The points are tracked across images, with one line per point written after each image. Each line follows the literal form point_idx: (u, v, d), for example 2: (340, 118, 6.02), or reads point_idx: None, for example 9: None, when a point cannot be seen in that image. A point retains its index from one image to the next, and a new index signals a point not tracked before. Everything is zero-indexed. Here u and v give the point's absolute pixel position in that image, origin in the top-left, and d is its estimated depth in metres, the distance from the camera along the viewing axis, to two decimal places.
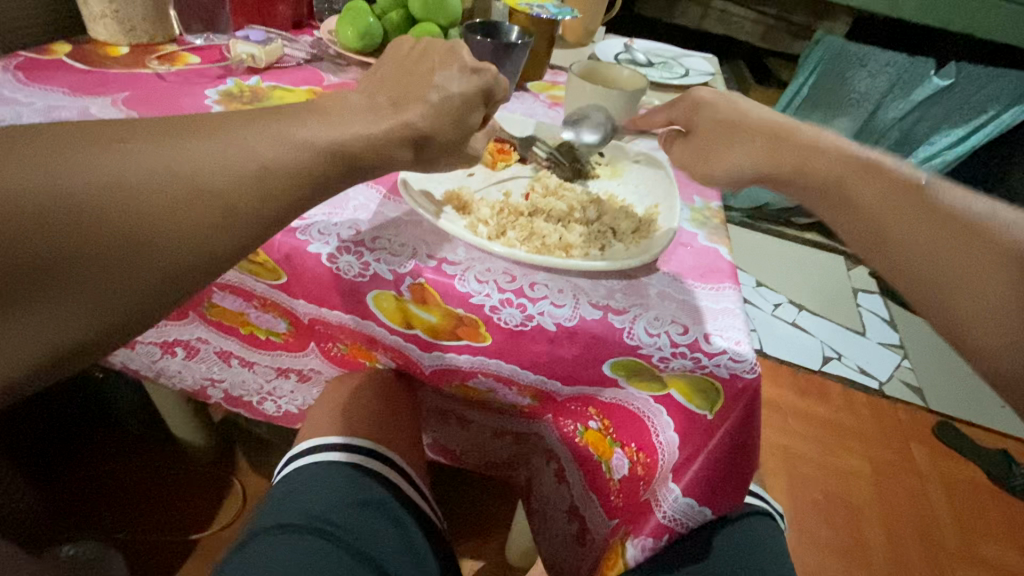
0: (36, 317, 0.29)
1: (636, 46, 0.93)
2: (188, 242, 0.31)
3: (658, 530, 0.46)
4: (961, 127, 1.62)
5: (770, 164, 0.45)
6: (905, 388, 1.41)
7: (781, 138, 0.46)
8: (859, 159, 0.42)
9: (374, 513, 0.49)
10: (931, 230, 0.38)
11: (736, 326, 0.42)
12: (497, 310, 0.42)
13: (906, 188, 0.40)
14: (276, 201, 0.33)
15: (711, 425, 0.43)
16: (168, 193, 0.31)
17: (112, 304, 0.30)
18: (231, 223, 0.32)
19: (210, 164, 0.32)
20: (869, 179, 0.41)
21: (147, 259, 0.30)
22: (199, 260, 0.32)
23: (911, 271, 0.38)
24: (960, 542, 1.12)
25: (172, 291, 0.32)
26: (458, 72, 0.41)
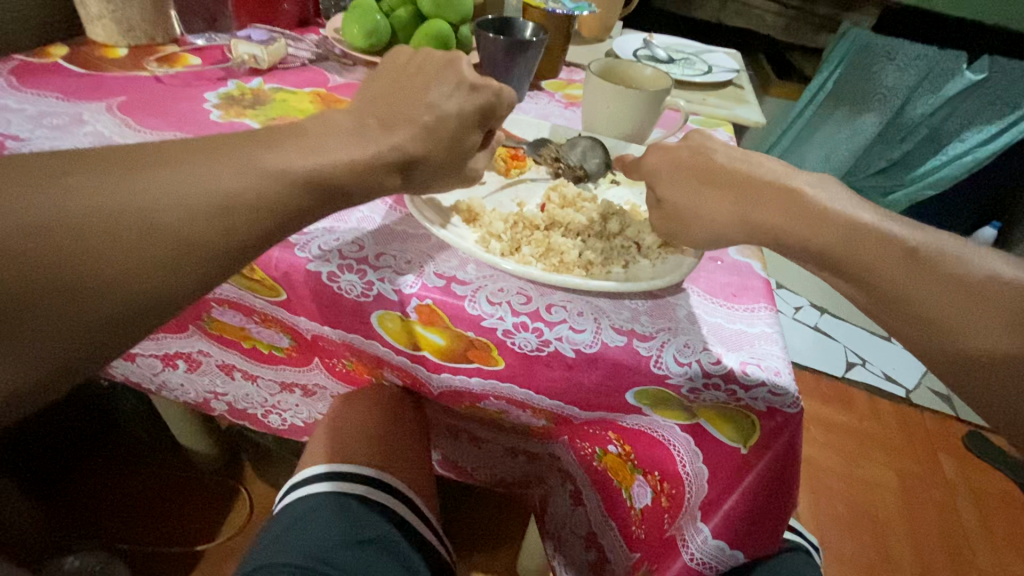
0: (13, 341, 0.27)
1: (655, 41, 0.88)
2: (134, 284, 0.28)
3: (684, 572, 0.43)
4: (994, 123, 1.56)
5: (753, 221, 0.38)
6: (934, 396, 1.35)
7: (747, 195, 0.38)
8: (842, 219, 0.35)
9: (378, 551, 0.46)
10: (957, 306, 0.31)
11: (775, 354, 0.38)
12: (510, 334, 0.38)
13: (915, 256, 0.33)
14: (244, 236, 0.30)
15: (745, 461, 0.38)
16: (114, 231, 0.28)
17: (50, 349, 0.28)
18: (187, 260, 0.29)
19: (164, 196, 0.29)
20: (861, 246, 0.34)
21: (88, 302, 0.28)
22: (149, 302, 0.29)
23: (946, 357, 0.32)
24: (994, 561, 1.06)
25: (157, 314, 0.30)
26: (456, 92, 0.37)
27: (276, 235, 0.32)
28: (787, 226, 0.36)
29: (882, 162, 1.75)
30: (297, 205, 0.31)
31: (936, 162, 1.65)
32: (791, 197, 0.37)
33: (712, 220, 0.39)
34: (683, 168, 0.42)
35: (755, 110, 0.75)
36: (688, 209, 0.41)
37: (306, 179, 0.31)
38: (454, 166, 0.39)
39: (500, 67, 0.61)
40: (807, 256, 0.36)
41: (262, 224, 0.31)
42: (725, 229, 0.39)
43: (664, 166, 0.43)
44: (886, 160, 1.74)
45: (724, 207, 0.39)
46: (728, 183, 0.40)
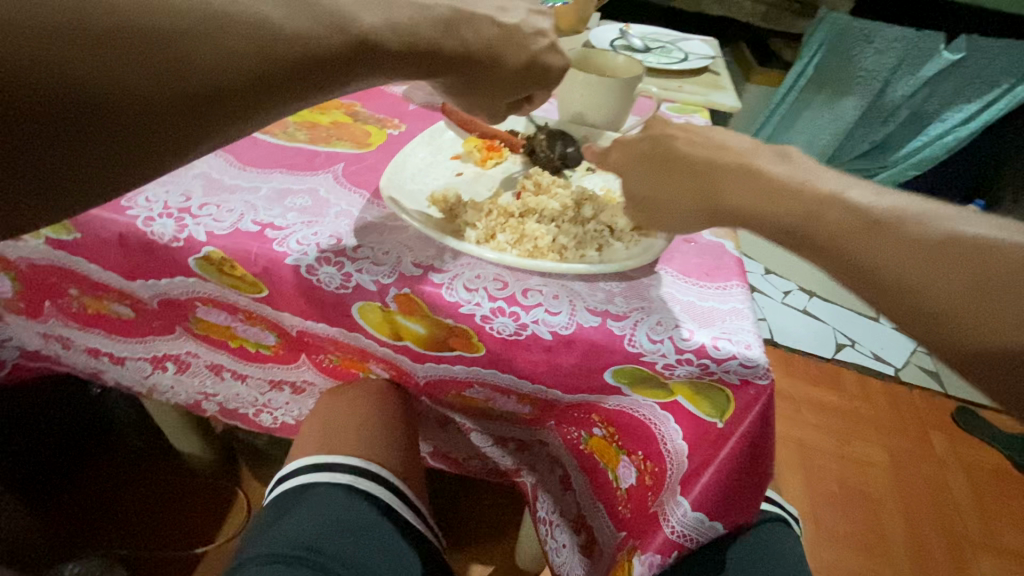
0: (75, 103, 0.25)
1: (632, 31, 0.89)
2: (154, 93, 0.26)
3: (668, 546, 0.43)
4: (974, 102, 1.58)
5: (715, 198, 0.39)
6: (923, 374, 1.37)
7: (716, 174, 0.39)
8: (805, 191, 0.36)
9: (365, 539, 0.47)
10: (923, 262, 0.32)
11: (746, 328, 0.39)
12: (488, 319, 0.39)
13: (873, 221, 0.34)
14: (283, 79, 0.29)
15: (722, 435, 0.39)
16: (147, 56, 0.26)
17: (113, 127, 0.26)
18: (216, 97, 0.28)
19: (203, 22, 0.27)
20: (821, 218, 0.35)
21: (106, 122, 0.26)
22: (170, 135, 0.28)
23: (913, 313, 0.32)
24: (984, 533, 1.08)
25: (223, 112, 0.28)
26: (539, 37, 0.40)
27: (354, 61, 0.32)
28: (758, 208, 0.37)
29: (865, 145, 1.77)
30: None
31: (918, 143, 1.67)
32: (757, 174, 0.38)
33: (684, 201, 0.40)
34: (653, 158, 0.42)
35: (731, 95, 0.76)
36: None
37: (364, 35, 0.31)
38: (497, 91, 0.40)
39: None
40: (777, 233, 0.37)
41: (300, 71, 0.29)
42: (689, 207, 0.40)
43: (630, 164, 0.44)
44: (869, 142, 1.75)
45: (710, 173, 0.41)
46: (684, 168, 0.41)
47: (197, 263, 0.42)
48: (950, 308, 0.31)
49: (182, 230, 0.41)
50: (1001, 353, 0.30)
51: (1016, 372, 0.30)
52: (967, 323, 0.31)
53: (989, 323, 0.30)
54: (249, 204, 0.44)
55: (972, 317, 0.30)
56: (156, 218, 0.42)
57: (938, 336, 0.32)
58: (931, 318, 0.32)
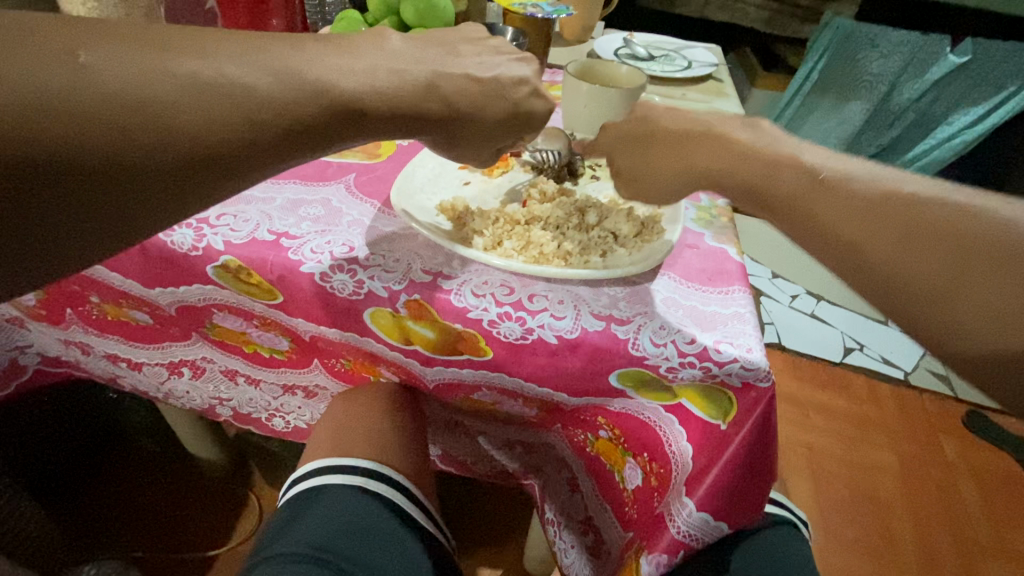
0: (66, 181, 0.25)
1: (636, 39, 0.91)
2: (149, 169, 0.27)
3: (673, 546, 0.44)
4: (981, 105, 1.56)
5: (697, 165, 0.41)
6: (932, 378, 1.36)
7: (716, 151, 0.40)
8: (802, 167, 0.36)
9: (377, 540, 0.48)
10: (865, 219, 0.33)
11: (747, 332, 0.40)
12: (495, 324, 0.40)
13: (823, 182, 0.35)
14: (266, 150, 0.30)
15: (725, 437, 0.40)
16: (133, 128, 0.26)
17: (102, 199, 0.26)
18: (201, 167, 0.28)
19: (189, 95, 0.27)
20: (779, 178, 0.37)
21: (85, 193, 0.26)
22: (151, 202, 0.28)
23: (854, 266, 0.34)
24: (996, 538, 1.07)
25: (214, 180, 0.29)
26: (522, 84, 0.40)
27: (346, 125, 0.32)
28: (723, 168, 0.40)
29: (872, 149, 1.76)
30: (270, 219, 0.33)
31: (927, 145, 1.64)
32: (726, 143, 0.40)
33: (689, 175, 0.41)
34: (639, 130, 0.45)
35: (734, 103, 0.77)
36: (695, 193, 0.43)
37: (348, 100, 0.32)
38: (484, 138, 0.41)
39: None
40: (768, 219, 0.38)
41: (286, 137, 0.30)
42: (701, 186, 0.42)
43: (618, 139, 0.47)
44: (876, 146, 1.74)
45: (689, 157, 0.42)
46: (668, 139, 0.43)
47: (214, 271, 0.43)
48: (924, 281, 0.32)
49: (200, 239, 0.43)
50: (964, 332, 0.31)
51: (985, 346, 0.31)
52: (941, 298, 0.31)
53: (954, 291, 0.31)
54: (264, 214, 0.46)
55: (946, 292, 0.31)
56: (175, 229, 0.43)
57: (911, 311, 0.33)
58: (909, 292, 0.32)
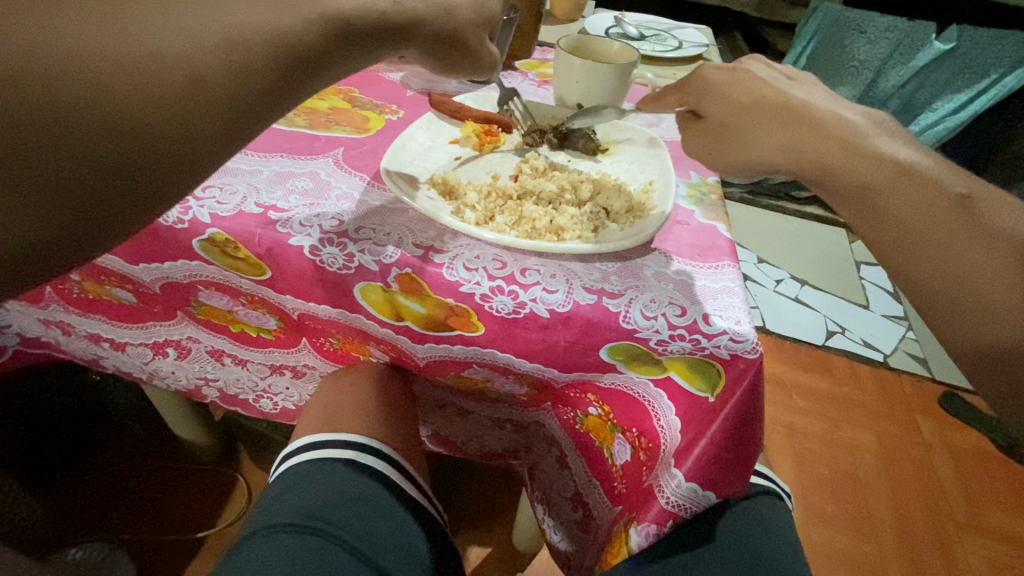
0: (84, 128, 0.24)
1: (627, 19, 0.90)
2: (162, 109, 0.26)
3: (662, 516, 0.45)
4: (965, 92, 1.57)
5: (802, 147, 0.39)
6: (911, 360, 1.40)
7: (811, 126, 0.40)
8: (900, 161, 0.37)
9: (369, 509, 0.49)
10: (990, 252, 0.33)
11: (736, 305, 0.40)
12: (487, 298, 0.40)
13: (963, 203, 0.35)
14: (270, 78, 0.30)
15: (713, 409, 0.41)
16: (116, 61, 0.25)
17: (123, 149, 0.25)
18: (215, 96, 0.28)
19: (164, 23, 0.26)
20: (915, 192, 0.36)
21: (96, 143, 0.25)
22: (168, 149, 0.27)
23: (965, 297, 0.34)
24: (969, 513, 1.11)
25: (228, 115, 0.29)
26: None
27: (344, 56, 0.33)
28: (838, 159, 0.38)
29: None
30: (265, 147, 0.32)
31: (909, 133, 1.66)
32: (847, 129, 0.39)
33: (761, 148, 0.41)
34: (748, 99, 0.43)
35: None
36: (737, 126, 0.43)
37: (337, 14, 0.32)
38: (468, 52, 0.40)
39: None
40: None
41: (288, 62, 0.30)
42: (765, 155, 0.41)
43: (717, 94, 0.45)
44: None
45: (778, 134, 0.41)
46: (779, 112, 0.41)
47: (200, 245, 0.42)
48: (991, 295, 0.33)
49: (186, 212, 0.42)
50: (975, 312, 0.33)
51: (998, 352, 0.33)
52: (1003, 302, 0.33)
53: None
54: (251, 187, 0.45)
55: (1004, 301, 0.33)
56: None
57: (973, 313, 0.33)
58: (973, 296, 0.33)
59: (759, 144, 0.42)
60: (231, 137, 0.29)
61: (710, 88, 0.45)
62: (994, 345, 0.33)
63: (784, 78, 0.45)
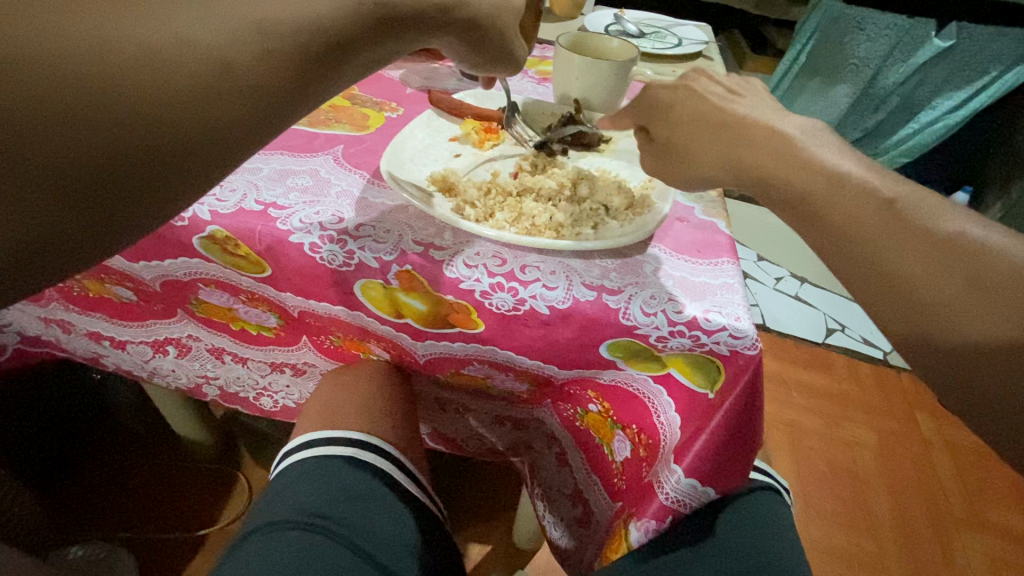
0: (116, 116, 0.24)
1: (626, 17, 0.90)
2: (199, 98, 0.25)
3: (661, 512, 0.46)
4: (965, 88, 1.58)
5: (739, 159, 0.40)
6: (910, 357, 1.40)
7: (750, 137, 0.40)
8: (832, 169, 0.36)
9: (372, 507, 0.49)
10: (915, 255, 0.32)
11: (735, 301, 0.40)
12: (487, 295, 0.40)
13: (890, 207, 0.33)
14: (309, 69, 0.28)
15: (712, 405, 0.41)
16: (143, 46, 0.24)
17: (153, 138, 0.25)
18: (251, 86, 0.27)
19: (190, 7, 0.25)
20: (840, 197, 0.35)
21: (123, 131, 0.24)
22: (193, 139, 0.26)
23: (894, 300, 0.32)
24: (968, 510, 1.11)
25: (262, 107, 0.27)
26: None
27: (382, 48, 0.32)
28: (771, 170, 0.38)
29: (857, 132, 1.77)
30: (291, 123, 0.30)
31: (910, 130, 1.67)
32: (781, 138, 0.39)
33: (709, 162, 0.42)
34: (692, 111, 0.44)
35: None
36: (681, 142, 0.44)
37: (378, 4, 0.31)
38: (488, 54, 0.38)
39: None
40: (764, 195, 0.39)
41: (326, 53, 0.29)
42: (710, 170, 0.43)
43: (666, 107, 0.46)
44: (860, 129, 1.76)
45: (714, 148, 0.42)
46: (717, 125, 0.42)
47: (201, 243, 0.42)
48: (924, 299, 0.31)
49: (186, 209, 0.42)
50: (921, 318, 0.31)
51: (969, 353, 0.30)
52: (941, 309, 0.31)
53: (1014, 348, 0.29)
54: (251, 184, 0.45)
55: (936, 303, 0.31)
56: None
57: (903, 313, 0.32)
58: (899, 298, 0.32)
59: (701, 159, 0.43)
60: (265, 129, 0.28)
61: (669, 102, 0.46)
62: (976, 344, 0.30)
63: (735, 91, 0.45)
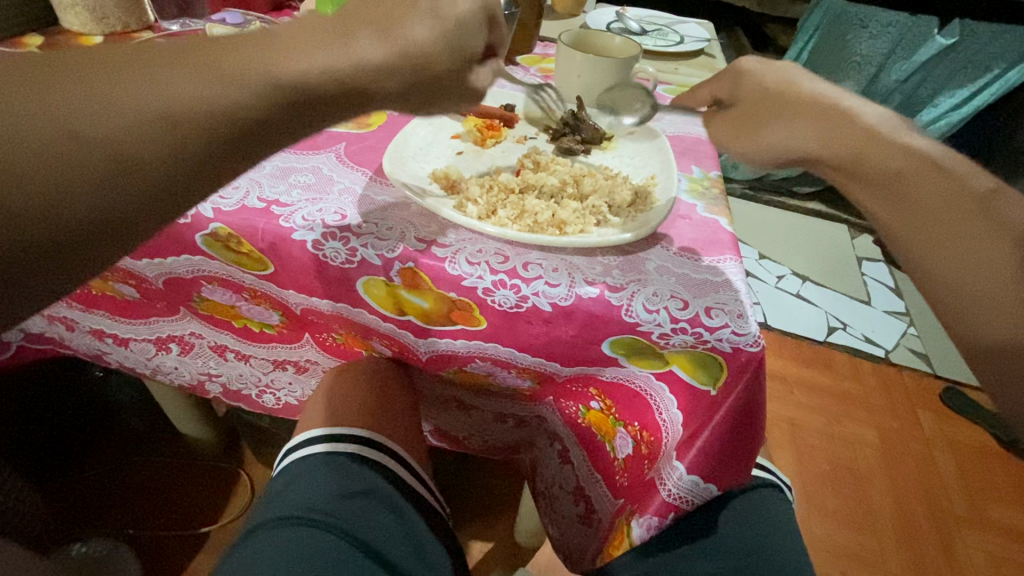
0: (88, 160, 0.26)
1: (628, 14, 0.90)
2: (168, 144, 0.28)
3: (664, 508, 0.46)
4: (966, 87, 1.57)
5: (832, 138, 0.40)
6: (912, 355, 1.40)
7: (848, 120, 0.41)
8: (931, 156, 0.38)
9: (373, 503, 0.49)
10: (1002, 244, 0.34)
11: (738, 298, 0.40)
12: (490, 292, 0.40)
13: (988, 197, 0.35)
14: (279, 121, 0.31)
15: (714, 402, 0.41)
16: (68, 124, 0.26)
17: (121, 179, 0.27)
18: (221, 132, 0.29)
19: (90, 108, 0.26)
20: (934, 184, 0.36)
21: (84, 174, 0.26)
22: (94, 230, 0.27)
23: (975, 287, 0.34)
24: (970, 508, 1.11)
25: (229, 153, 0.30)
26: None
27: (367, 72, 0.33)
28: (865, 151, 0.39)
29: None
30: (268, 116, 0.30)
31: None
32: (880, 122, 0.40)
33: (800, 139, 0.42)
34: (784, 93, 0.44)
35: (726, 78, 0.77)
36: (779, 121, 0.44)
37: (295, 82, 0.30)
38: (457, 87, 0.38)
39: None
40: None
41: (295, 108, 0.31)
42: (805, 144, 0.42)
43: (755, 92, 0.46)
44: None
45: (808, 126, 0.42)
46: (815, 107, 0.42)
47: (204, 240, 0.43)
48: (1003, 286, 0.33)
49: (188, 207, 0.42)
50: (974, 306, 0.34)
51: None
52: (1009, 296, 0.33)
53: None
54: (253, 182, 0.45)
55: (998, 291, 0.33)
56: None
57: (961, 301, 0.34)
58: (981, 285, 0.33)
59: (783, 138, 0.43)
60: (229, 173, 0.30)
61: (760, 85, 0.46)
62: (1002, 335, 0.33)
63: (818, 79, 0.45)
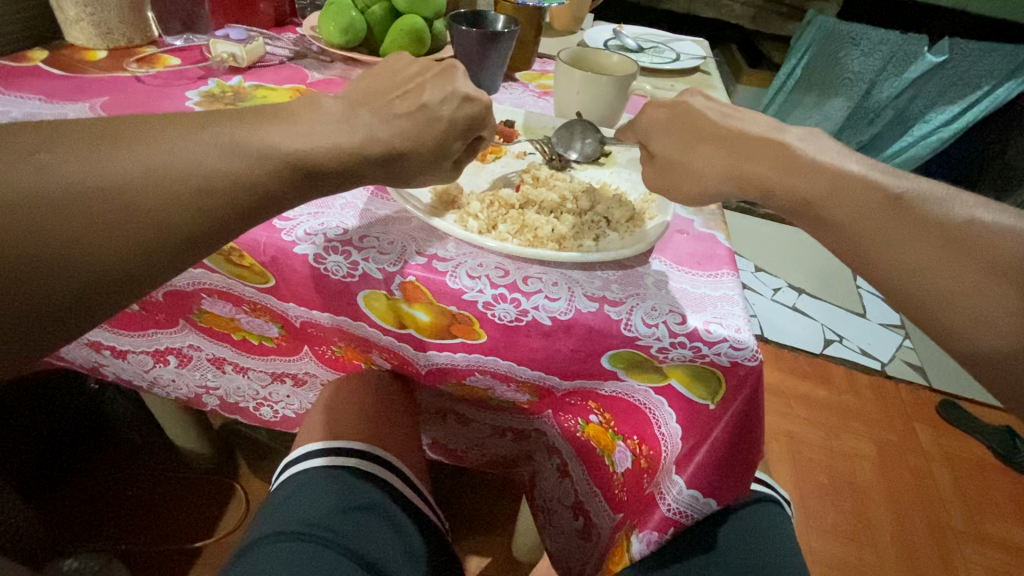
0: (115, 221, 0.30)
1: (626, 31, 0.92)
2: (185, 204, 0.31)
3: (663, 524, 0.46)
4: (956, 104, 1.62)
5: (743, 171, 0.41)
6: (908, 368, 1.40)
7: (746, 150, 0.42)
8: (834, 170, 0.39)
9: (372, 517, 0.49)
10: (925, 246, 0.35)
11: (736, 313, 0.41)
12: (490, 305, 0.41)
13: (897, 202, 0.36)
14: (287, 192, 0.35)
15: (712, 416, 0.42)
16: (100, 186, 0.29)
17: (138, 236, 0.30)
18: (234, 194, 0.33)
19: (95, 177, 0.30)
20: (843, 199, 0.37)
21: (108, 232, 0.29)
22: (87, 295, 0.30)
23: (923, 292, 0.35)
24: (968, 521, 1.11)
25: (239, 218, 0.34)
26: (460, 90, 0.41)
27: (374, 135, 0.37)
28: (774, 179, 0.40)
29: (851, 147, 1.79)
30: (272, 181, 0.34)
31: (902, 144, 1.69)
32: (783, 145, 0.41)
33: (708, 175, 0.43)
34: (684, 125, 0.45)
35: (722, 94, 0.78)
36: (684, 155, 0.44)
37: (294, 160, 0.35)
38: (443, 165, 0.42)
39: (474, 59, 0.62)
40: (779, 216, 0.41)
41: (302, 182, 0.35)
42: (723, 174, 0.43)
43: (656, 125, 0.47)
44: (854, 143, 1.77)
45: (717, 158, 0.42)
46: (718, 136, 0.43)
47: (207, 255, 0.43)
48: (956, 289, 0.34)
49: None
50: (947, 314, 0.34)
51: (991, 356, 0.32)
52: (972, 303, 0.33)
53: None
54: None
55: (960, 294, 0.34)
56: None
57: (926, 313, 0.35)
58: (929, 290, 0.35)
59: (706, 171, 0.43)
60: (238, 231, 0.34)
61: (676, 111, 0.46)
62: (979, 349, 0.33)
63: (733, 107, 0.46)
